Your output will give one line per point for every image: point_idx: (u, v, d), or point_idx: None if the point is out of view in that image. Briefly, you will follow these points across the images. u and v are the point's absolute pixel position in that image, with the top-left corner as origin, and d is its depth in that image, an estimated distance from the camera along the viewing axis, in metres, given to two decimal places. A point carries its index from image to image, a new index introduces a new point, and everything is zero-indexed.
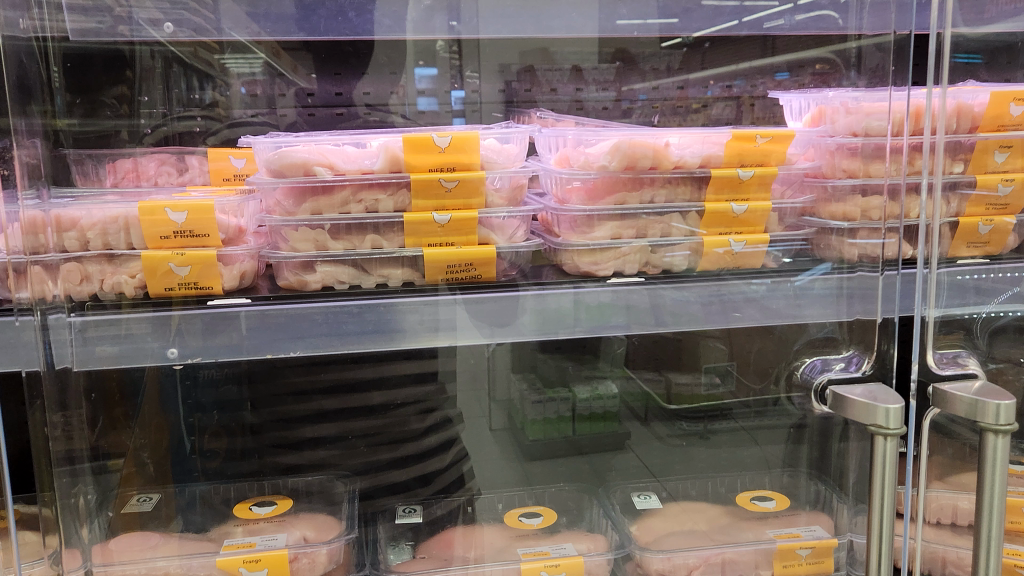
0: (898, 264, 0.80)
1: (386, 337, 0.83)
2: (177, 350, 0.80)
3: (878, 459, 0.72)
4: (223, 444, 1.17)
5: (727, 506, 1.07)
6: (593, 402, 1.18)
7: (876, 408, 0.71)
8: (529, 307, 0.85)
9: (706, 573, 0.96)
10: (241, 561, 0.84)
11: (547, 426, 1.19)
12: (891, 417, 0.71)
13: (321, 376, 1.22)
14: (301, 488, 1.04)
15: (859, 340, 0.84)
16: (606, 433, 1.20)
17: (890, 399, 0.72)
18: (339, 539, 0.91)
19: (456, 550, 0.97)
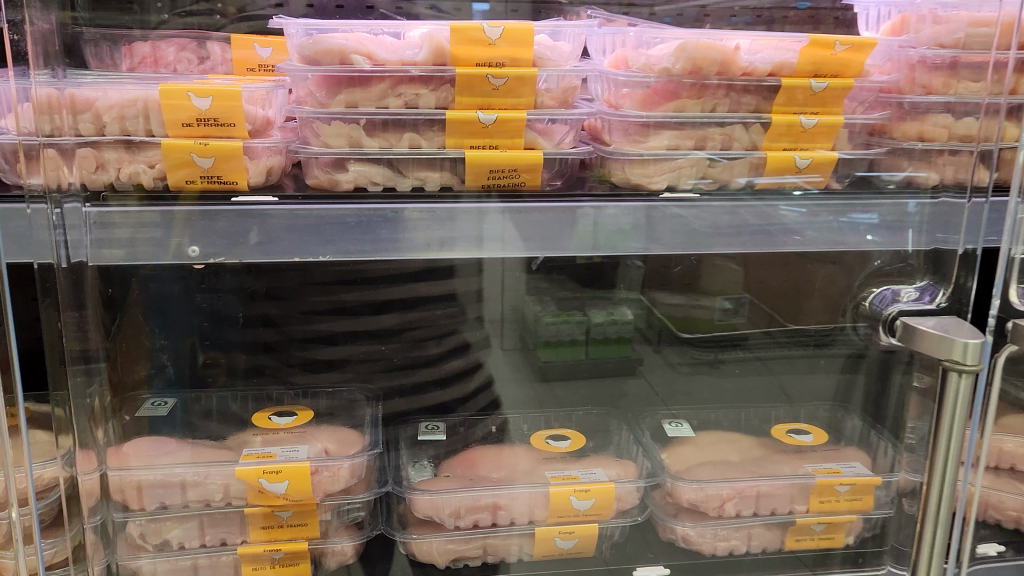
0: (988, 191, 0.75)
1: (403, 249, 0.75)
2: (199, 249, 0.73)
3: (949, 396, 0.66)
4: (229, 359, 1.09)
5: (761, 438, 1.03)
6: (609, 327, 1.15)
7: (951, 341, 0.66)
8: (528, 221, 0.78)
9: (740, 505, 0.92)
10: (260, 472, 0.80)
11: (558, 347, 1.17)
12: (970, 353, 0.65)
13: (340, 296, 1.13)
14: (323, 410, 0.98)
15: (934, 272, 0.79)
16: (615, 357, 1.17)
17: (966, 331, 0.66)
18: (362, 455, 0.87)
19: (482, 470, 0.94)
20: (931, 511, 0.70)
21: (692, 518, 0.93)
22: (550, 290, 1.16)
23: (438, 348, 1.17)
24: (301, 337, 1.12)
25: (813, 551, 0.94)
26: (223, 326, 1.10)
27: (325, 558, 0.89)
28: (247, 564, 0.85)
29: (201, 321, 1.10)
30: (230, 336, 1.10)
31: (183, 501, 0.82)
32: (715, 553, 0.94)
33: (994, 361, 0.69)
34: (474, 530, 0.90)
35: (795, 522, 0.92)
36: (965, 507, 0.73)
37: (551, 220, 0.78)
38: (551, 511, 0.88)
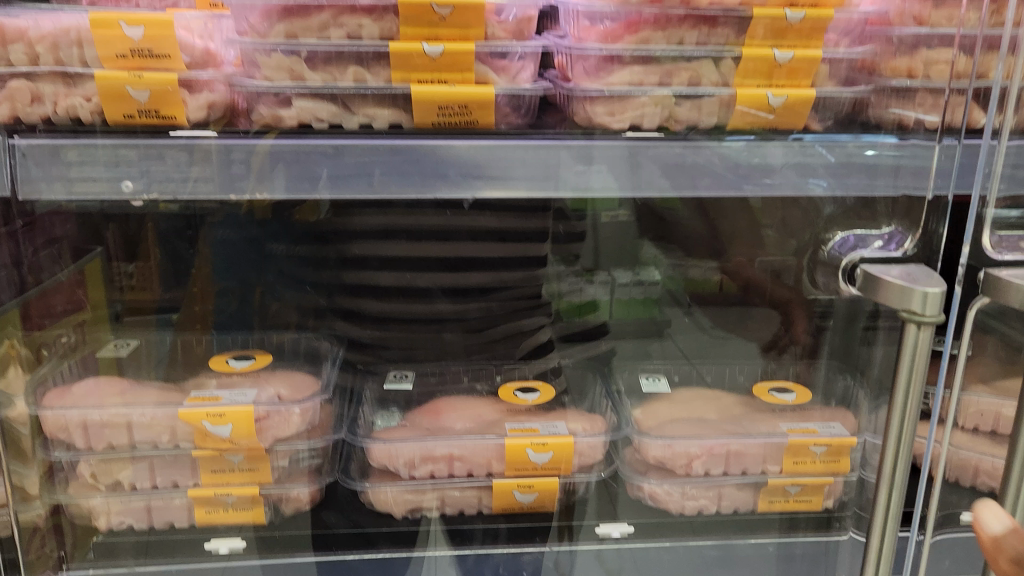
0: (960, 133, 0.70)
1: (336, 188, 0.71)
2: (132, 184, 0.70)
3: (907, 348, 0.61)
4: (285, 304, 1.10)
5: (742, 396, 0.99)
6: (633, 288, 1.13)
7: (912, 291, 0.61)
8: (471, 154, 0.71)
9: (708, 464, 0.88)
10: (204, 414, 0.79)
11: (590, 309, 1.14)
12: (929, 303, 0.60)
13: (414, 248, 1.12)
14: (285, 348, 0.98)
15: (905, 218, 0.75)
16: (644, 318, 1.14)
17: (932, 282, 0.61)
18: (315, 399, 0.85)
19: (445, 421, 0.92)
20: (887, 469, 0.64)
21: (659, 475, 0.90)
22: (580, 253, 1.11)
23: (502, 313, 1.15)
24: (353, 283, 1.12)
25: (783, 514, 0.90)
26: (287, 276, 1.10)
27: (279, 505, 0.87)
28: (200, 507, 0.85)
29: (250, 268, 1.08)
30: (293, 285, 1.11)
31: (131, 442, 0.81)
32: (683, 513, 0.90)
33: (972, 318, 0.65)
34: (431, 481, 0.88)
35: (766, 483, 0.89)
36: (931, 465, 0.72)
37: (496, 153, 0.72)
38: (508, 465, 0.86)
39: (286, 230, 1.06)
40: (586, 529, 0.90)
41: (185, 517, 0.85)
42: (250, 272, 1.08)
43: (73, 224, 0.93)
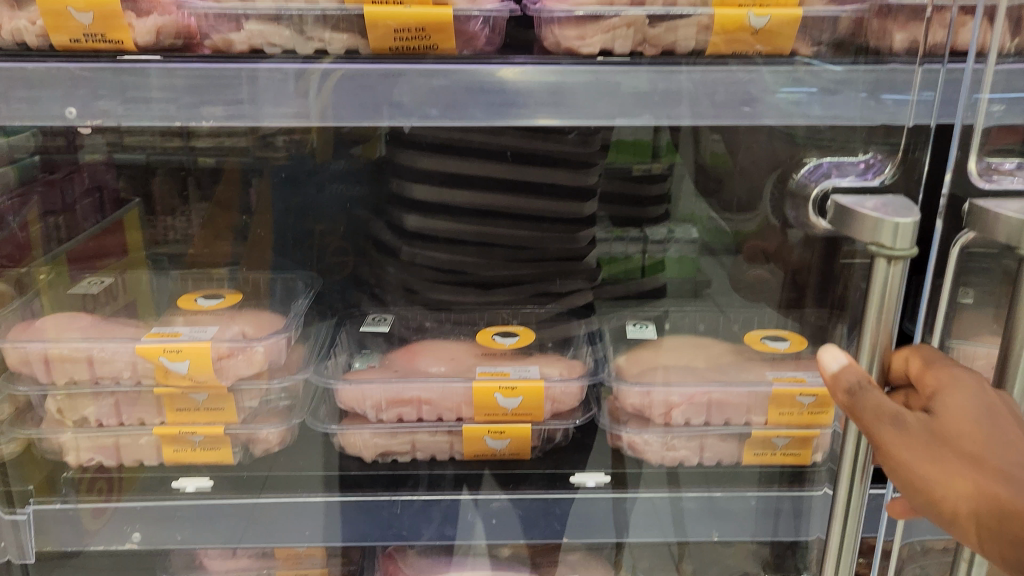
0: (942, 58, 0.67)
1: (292, 118, 0.68)
2: (76, 110, 0.66)
3: (876, 282, 0.57)
4: (339, 241, 1.08)
5: (734, 344, 0.94)
6: (667, 245, 1.05)
7: (883, 222, 0.56)
8: (429, 84, 0.67)
9: (688, 412, 0.85)
10: (161, 350, 0.78)
11: (625, 269, 1.06)
12: (898, 235, 0.55)
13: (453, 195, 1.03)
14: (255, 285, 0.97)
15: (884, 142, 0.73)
16: (682, 278, 1.06)
17: (904, 211, 0.56)
18: (280, 336, 0.84)
19: (420, 364, 0.88)
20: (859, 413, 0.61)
21: (638, 425, 0.87)
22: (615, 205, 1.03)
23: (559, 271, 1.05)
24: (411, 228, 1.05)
25: (769, 468, 0.85)
26: (342, 214, 1.07)
27: (249, 445, 0.86)
28: (167, 445, 0.83)
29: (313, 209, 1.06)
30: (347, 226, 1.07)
31: (92, 377, 0.81)
32: (663, 464, 0.87)
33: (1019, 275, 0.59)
34: (399, 424, 0.86)
35: (751, 436, 0.84)
36: None
37: (453, 82, 0.68)
38: (476, 410, 0.83)
39: (358, 168, 1.03)
40: (562, 478, 0.85)
41: (154, 455, 0.84)
42: (305, 199, 1.05)
43: (117, 175, 0.99)
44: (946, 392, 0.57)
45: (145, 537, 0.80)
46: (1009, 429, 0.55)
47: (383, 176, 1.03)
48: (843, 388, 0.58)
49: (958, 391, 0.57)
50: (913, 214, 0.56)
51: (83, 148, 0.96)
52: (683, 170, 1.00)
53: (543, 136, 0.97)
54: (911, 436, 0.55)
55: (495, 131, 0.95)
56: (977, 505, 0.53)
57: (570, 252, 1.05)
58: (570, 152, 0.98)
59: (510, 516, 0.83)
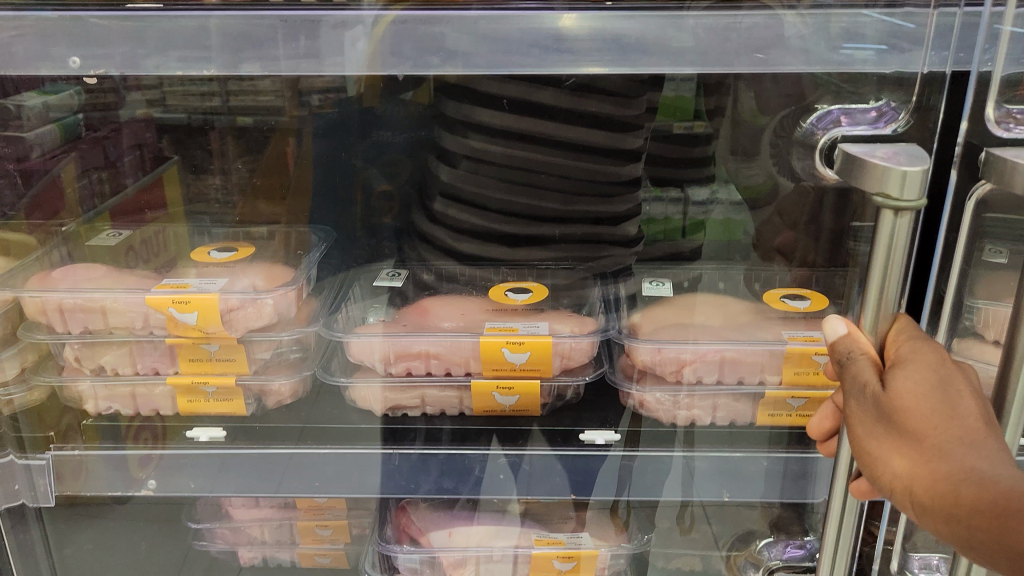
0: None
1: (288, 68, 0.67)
2: (81, 60, 0.66)
3: (885, 233, 0.56)
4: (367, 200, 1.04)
5: (753, 303, 0.91)
6: (710, 207, 0.98)
7: (889, 171, 0.53)
8: (431, 31, 0.66)
9: (700, 370, 0.83)
10: (171, 301, 0.78)
11: (667, 230, 1.00)
12: (907, 185, 0.52)
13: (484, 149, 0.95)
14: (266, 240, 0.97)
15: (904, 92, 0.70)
16: (725, 239, 0.99)
17: (914, 160, 0.53)
18: (290, 288, 0.84)
19: (431, 319, 0.88)
20: None
21: (649, 383, 0.85)
22: (653, 167, 0.96)
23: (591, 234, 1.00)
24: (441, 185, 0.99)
25: (794, 429, 0.83)
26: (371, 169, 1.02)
27: (262, 397, 0.87)
28: (181, 395, 0.85)
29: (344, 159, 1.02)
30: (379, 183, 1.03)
31: (106, 326, 0.83)
32: (675, 423, 0.86)
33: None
34: (408, 378, 0.86)
35: (765, 395, 0.82)
36: None
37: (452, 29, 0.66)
38: (483, 364, 0.83)
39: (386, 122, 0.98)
40: (571, 435, 0.85)
41: (169, 404, 0.85)
42: (344, 149, 1.01)
43: (158, 134, 0.97)
44: (908, 365, 0.55)
45: (160, 484, 0.81)
46: (967, 409, 0.53)
47: (428, 125, 0.97)
48: (837, 356, 0.59)
49: (923, 365, 0.55)
50: (922, 162, 0.53)
51: (128, 106, 0.93)
52: (731, 128, 0.91)
53: (586, 95, 0.89)
54: (866, 408, 0.55)
55: (536, 84, 0.87)
56: (913, 481, 0.52)
57: (610, 216, 0.99)
58: (618, 113, 0.91)
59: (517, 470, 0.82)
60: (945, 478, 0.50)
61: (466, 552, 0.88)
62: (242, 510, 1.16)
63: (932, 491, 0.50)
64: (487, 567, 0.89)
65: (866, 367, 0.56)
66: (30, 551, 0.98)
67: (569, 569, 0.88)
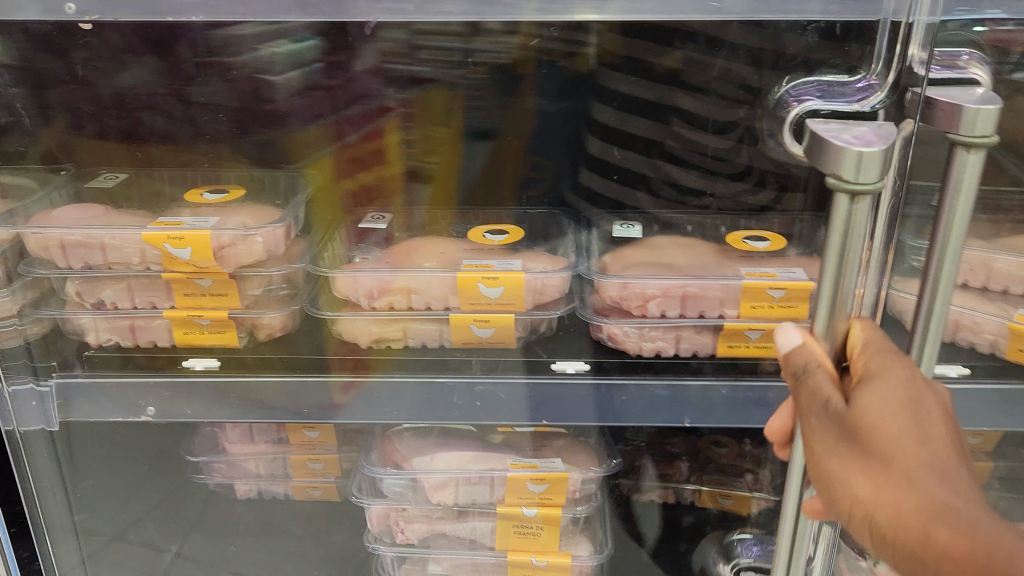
0: None
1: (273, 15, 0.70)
2: (75, 6, 0.69)
3: (840, 214, 0.55)
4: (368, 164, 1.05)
5: (716, 244, 0.97)
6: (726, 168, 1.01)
7: (847, 151, 0.52)
8: None
9: (664, 305, 0.89)
10: (165, 237, 0.84)
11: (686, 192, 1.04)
12: (861, 167, 0.52)
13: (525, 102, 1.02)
14: (255, 183, 1.01)
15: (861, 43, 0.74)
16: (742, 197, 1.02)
17: (875, 140, 0.52)
18: (279, 227, 0.89)
19: (413, 258, 0.93)
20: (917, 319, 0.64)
21: (617, 317, 0.90)
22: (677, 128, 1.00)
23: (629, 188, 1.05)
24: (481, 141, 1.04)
25: (746, 360, 0.90)
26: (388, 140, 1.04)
27: (254, 331, 0.92)
28: (177, 328, 0.90)
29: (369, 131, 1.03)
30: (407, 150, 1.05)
31: (105, 262, 0.88)
32: (641, 355, 0.91)
33: (967, 194, 0.58)
34: (391, 312, 0.92)
35: (723, 327, 0.88)
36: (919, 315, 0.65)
37: None
38: (462, 298, 0.88)
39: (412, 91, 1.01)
40: (545, 366, 0.91)
41: (167, 337, 0.91)
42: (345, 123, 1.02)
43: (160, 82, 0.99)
44: (877, 381, 0.54)
45: (158, 410, 0.87)
46: (937, 433, 0.52)
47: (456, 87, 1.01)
48: (793, 368, 0.57)
49: (892, 383, 0.54)
50: (884, 145, 0.52)
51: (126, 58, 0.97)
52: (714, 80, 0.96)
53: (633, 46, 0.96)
54: (826, 423, 0.54)
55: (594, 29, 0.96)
56: (873, 508, 0.52)
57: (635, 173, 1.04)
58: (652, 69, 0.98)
59: (493, 397, 0.88)
60: (911, 513, 0.50)
61: (446, 474, 0.94)
62: (237, 444, 1.21)
63: (895, 519, 0.50)
64: (466, 487, 0.95)
65: (825, 381, 0.55)
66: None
67: (543, 490, 0.94)
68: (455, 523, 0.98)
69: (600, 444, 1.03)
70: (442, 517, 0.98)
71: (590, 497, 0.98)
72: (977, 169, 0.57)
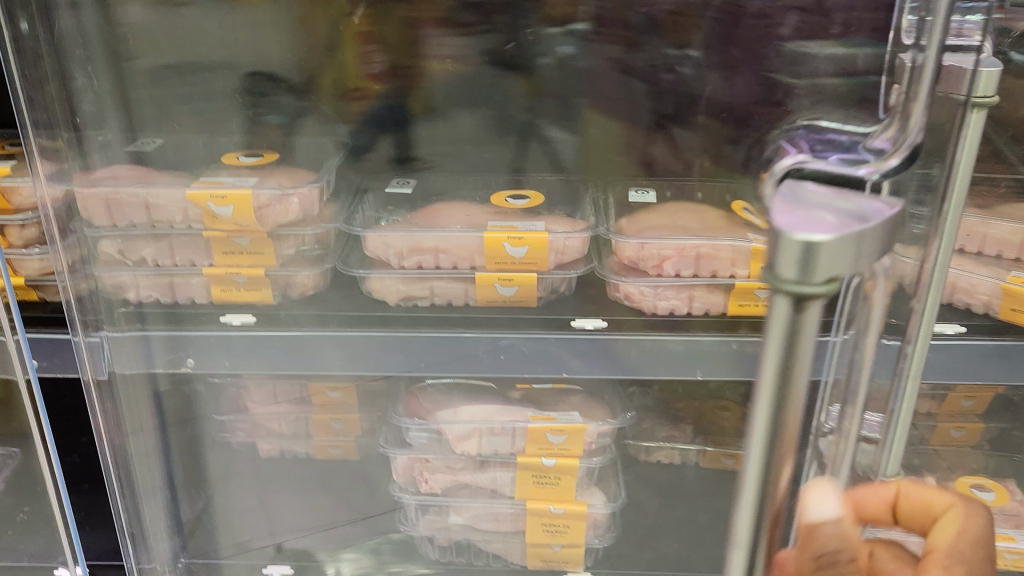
0: None
1: None
2: None
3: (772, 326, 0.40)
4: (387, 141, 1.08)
5: (727, 209, 1.02)
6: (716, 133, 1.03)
7: (785, 244, 0.37)
8: None
9: (678, 265, 0.94)
10: (209, 197, 0.89)
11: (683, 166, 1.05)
12: (808, 264, 0.37)
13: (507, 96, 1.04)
14: (288, 147, 1.05)
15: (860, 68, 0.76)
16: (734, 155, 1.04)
17: (818, 231, 0.36)
18: (314, 187, 0.94)
19: (439, 219, 0.97)
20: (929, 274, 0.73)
21: (634, 276, 0.96)
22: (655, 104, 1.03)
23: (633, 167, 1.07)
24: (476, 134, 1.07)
25: (755, 317, 0.95)
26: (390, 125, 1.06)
27: (287, 289, 0.97)
28: (216, 285, 0.95)
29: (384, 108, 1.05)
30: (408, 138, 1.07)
31: (149, 221, 0.93)
32: (656, 312, 0.96)
33: (973, 149, 0.67)
34: (420, 271, 0.96)
35: (734, 286, 0.93)
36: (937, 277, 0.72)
37: None
38: (488, 258, 0.93)
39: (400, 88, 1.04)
40: (565, 322, 0.95)
41: (204, 294, 0.96)
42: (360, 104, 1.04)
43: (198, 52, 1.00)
44: None
45: (198, 362, 0.93)
46: None
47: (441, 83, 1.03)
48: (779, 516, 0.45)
49: None
50: (847, 229, 0.37)
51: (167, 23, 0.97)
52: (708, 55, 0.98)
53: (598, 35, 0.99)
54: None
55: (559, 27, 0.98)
56: None
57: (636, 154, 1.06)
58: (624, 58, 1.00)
59: (517, 351, 0.93)
60: None
61: (469, 425, 0.99)
62: (262, 404, 1.26)
63: None
64: (489, 438, 1.00)
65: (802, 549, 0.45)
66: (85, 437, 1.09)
67: (562, 441, 0.99)
68: (477, 473, 1.04)
69: (613, 400, 1.08)
70: (464, 467, 1.04)
71: (604, 448, 1.04)
72: (981, 128, 0.67)
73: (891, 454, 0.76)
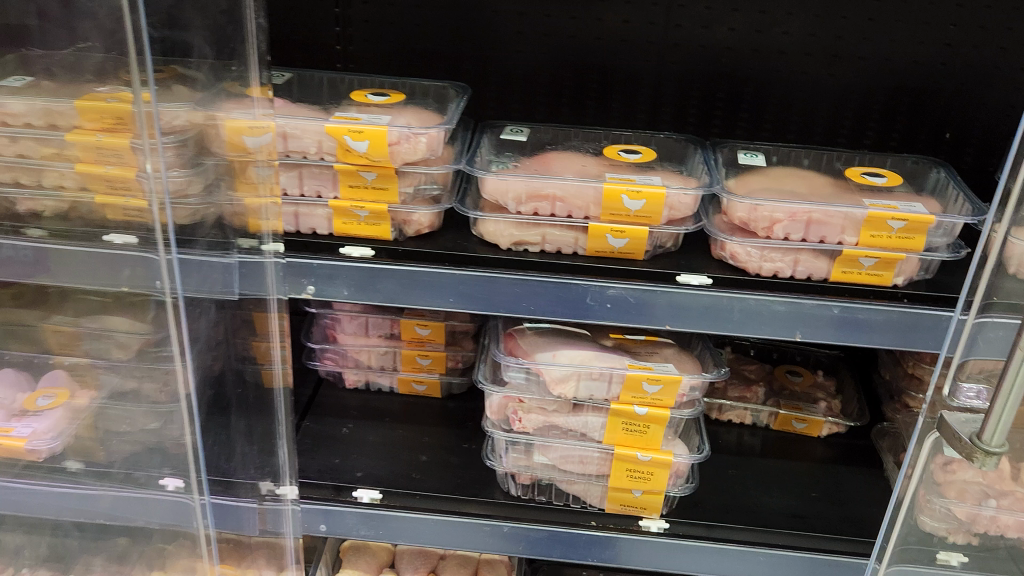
0: None
1: None
2: None
3: None
4: None
5: (836, 178, 1.04)
6: None
7: None
8: None
9: (789, 229, 0.97)
10: (346, 132, 0.93)
11: None
12: None
13: None
14: (410, 86, 1.08)
15: None
16: None
17: None
18: (440, 129, 0.97)
19: (554, 168, 1.01)
20: None
21: (741, 237, 0.98)
22: None
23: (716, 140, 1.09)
24: None
25: (854, 285, 0.98)
26: None
27: (403, 227, 1.01)
28: (337, 217, 1.00)
29: None
30: None
31: (284, 150, 0.97)
32: (760, 274, 0.99)
33: None
34: (535, 217, 0.99)
35: (842, 253, 0.96)
36: None
37: None
38: (604, 209, 0.97)
39: None
40: (671, 278, 0.98)
41: (326, 225, 1.01)
42: None
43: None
44: None
45: (317, 291, 1.00)
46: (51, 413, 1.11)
47: None
48: None
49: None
50: None
51: None
52: None
53: None
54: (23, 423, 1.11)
55: None
56: None
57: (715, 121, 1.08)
58: None
59: (623, 302, 0.97)
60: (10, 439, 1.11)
61: (567, 368, 1.03)
62: (352, 337, 1.32)
63: None
64: (587, 382, 1.03)
65: None
66: (214, 375, 1.00)
67: (655, 391, 1.03)
68: (569, 416, 1.07)
69: (706, 357, 1.11)
70: (557, 410, 1.08)
71: (693, 403, 1.08)
72: None
73: (998, 423, 0.72)
